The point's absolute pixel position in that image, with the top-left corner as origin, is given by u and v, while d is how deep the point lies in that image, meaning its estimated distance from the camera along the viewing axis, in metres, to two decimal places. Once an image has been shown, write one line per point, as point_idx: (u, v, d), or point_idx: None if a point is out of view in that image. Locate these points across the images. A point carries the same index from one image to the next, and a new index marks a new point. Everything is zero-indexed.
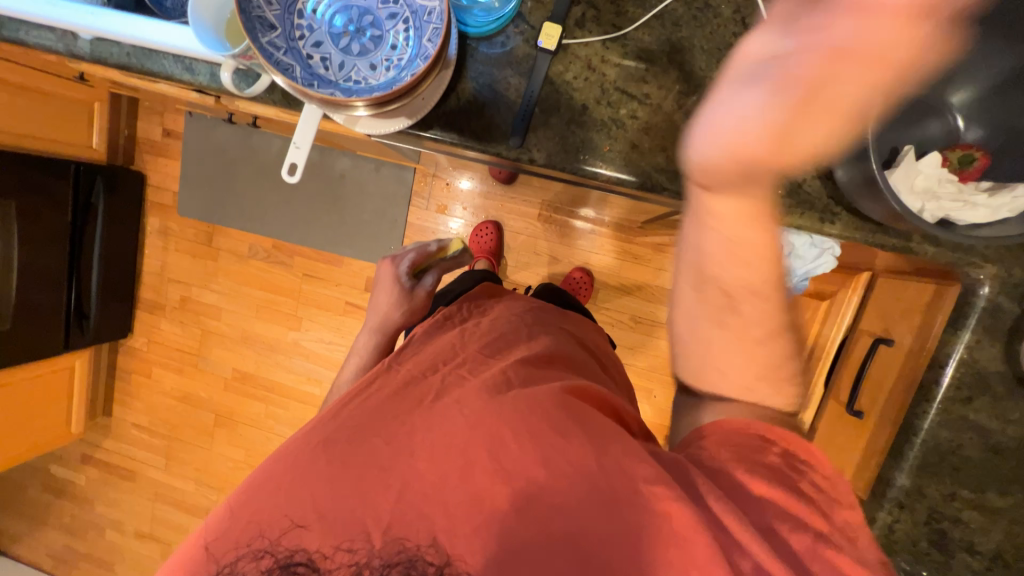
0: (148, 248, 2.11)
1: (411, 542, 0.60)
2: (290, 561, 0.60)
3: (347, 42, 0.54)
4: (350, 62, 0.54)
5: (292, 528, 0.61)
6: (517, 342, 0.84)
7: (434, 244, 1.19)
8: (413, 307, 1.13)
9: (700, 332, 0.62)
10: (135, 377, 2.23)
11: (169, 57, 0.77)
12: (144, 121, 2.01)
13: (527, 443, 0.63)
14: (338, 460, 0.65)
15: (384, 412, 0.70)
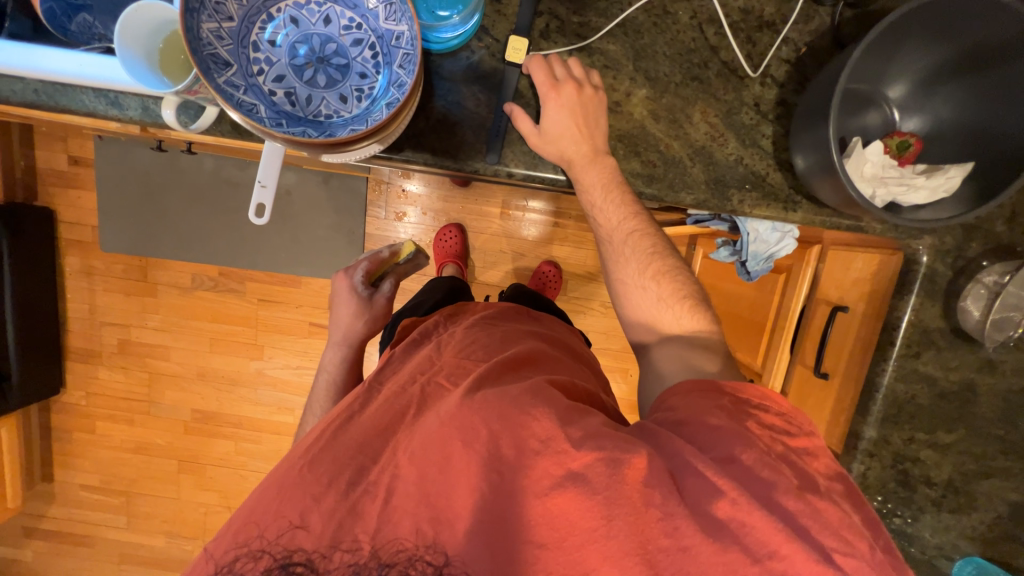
0: (70, 291, 1.88)
1: (411, 540, 0.57)
2: (286, 562, 0.57)
3: (310, 74, 0.51)
4: (317, 95, 0.51)
5: (288, 530, 0.59)
6: (496, 345, 0.84)
7: (387, 250, 1.25)
8: (375, 315, 1.16)
9: (646, 313, 0.74)
10: (76, 435, 2.01)
11: (87, 91, 0.68)
12: (44, 150, 1.77)
13: (503, 429, 0.61)
14: (336, 464, 0.64)
15: (371, 429, 0.69)
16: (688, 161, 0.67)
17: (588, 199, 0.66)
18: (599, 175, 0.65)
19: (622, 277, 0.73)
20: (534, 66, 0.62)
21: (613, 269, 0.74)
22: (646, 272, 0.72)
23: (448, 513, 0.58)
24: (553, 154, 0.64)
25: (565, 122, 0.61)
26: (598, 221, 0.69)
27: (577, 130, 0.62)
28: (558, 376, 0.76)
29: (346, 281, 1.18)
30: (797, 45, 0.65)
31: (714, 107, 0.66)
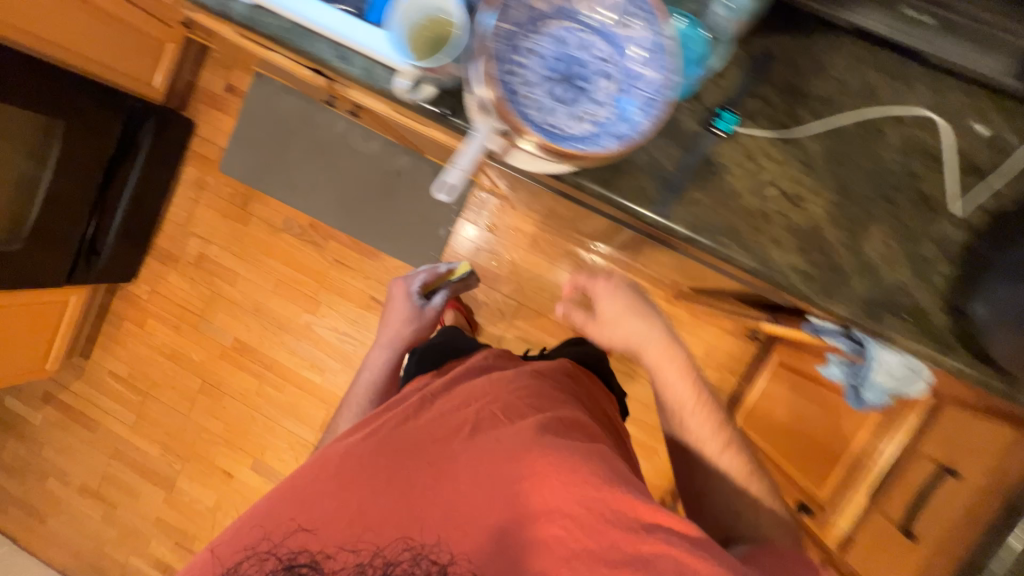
0: (177, 196, 2.03)
1: (414, 542, 0.70)
2: (293, 563, 0.69)
3: (558, 86, 0.54)
4: (557, 104, 0.54)
5: (296, 531, 0.70)
6: (548, 395, 0.86)
7: (442, 268, 1.47)
8: (421, 325, 1.26)
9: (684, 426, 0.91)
10: (126, 324, 2.11)
11: (324, 42, 0.75)
12: (209, 72, 1.97)
13: (536, 488, 0.70)
14: (346, 481, 0.73)
15: (404, 446, 0.76)
16: (852, 273, 0.66)
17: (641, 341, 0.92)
18: (661, 347, 0.92)
19: (672, 395, 0.92)
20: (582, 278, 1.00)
21: (664, 388, 0.93)
22: (699, 413, 0.90)
23: (449, 528, 0.70)
24: (631, 326, 0.93)
25: (619, 301, 0.95)
26: (660, 376, 0.92)
27: (631, 315, 0.94)
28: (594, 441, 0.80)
29: (404, 289, 1.32)
30: (1004, 201, 0.66)
31: (895, 232, 0.66)
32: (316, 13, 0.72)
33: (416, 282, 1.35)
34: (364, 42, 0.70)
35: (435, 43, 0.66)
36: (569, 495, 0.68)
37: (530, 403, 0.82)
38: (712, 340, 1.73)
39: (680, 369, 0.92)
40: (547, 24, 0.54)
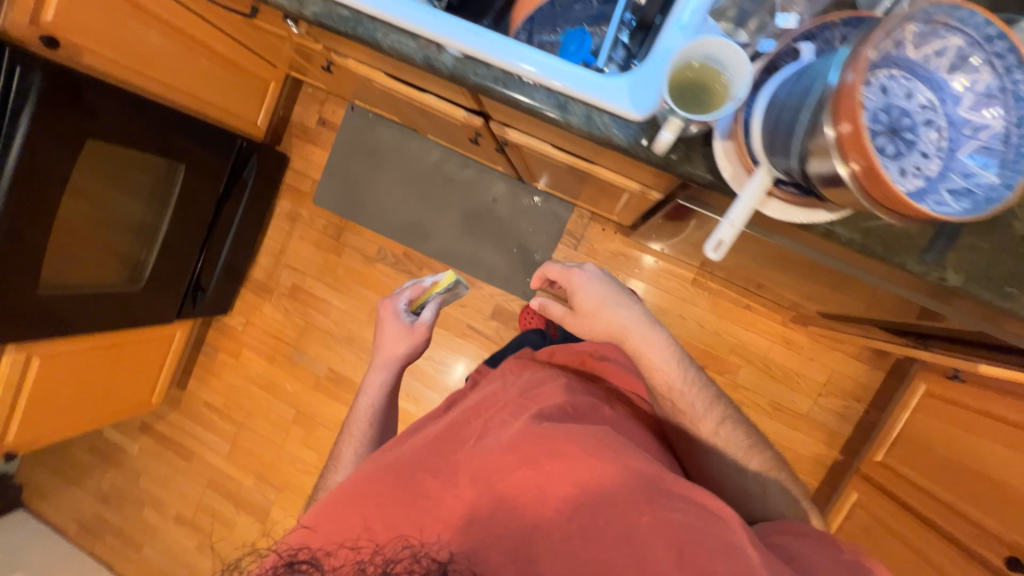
0: (272, 229, 2.07)
1: (418, 538, 0.61)
2: (297, 559, 0.60)
3: (902, 132, 0.50)
4: (898, 150, 0.49)
5: (305, 525, 0.67)
6: (562, 391, 0.85)
7: (428, 279, 1.25)
8: (412, 337, 1.15)
9: (676, 396, 0.88)
10: (221, 355, 2.15)
11: (541, 92, 0.73)
12: (302, 107, 2.00)
13: (536, 467, 0.65)
14: (358, 483, 0.71)
15: (423, 452, 0.74)
16: None
17: (608, 309, 0.89)
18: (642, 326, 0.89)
19: (656, 352, 0.88)
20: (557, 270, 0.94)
21: (639, 342, 0.88)
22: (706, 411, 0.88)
23: (490, 529, 0.61)
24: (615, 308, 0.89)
25: (597, 290, 0.90)
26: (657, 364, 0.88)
27: (612, 305, 0.89)
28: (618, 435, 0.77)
29: (390, 307, 1.18)
30: None
31: None
32: (542, 66, 0.72)
33: (401, 298, 1.21)
34: (598, 92, 0.69)
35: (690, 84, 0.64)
36: (555, 486, 0.63)
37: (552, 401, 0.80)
38: (836, 366, 1.64)
39: (639, 333, 0.88)
40: (891, 70, 0.50)
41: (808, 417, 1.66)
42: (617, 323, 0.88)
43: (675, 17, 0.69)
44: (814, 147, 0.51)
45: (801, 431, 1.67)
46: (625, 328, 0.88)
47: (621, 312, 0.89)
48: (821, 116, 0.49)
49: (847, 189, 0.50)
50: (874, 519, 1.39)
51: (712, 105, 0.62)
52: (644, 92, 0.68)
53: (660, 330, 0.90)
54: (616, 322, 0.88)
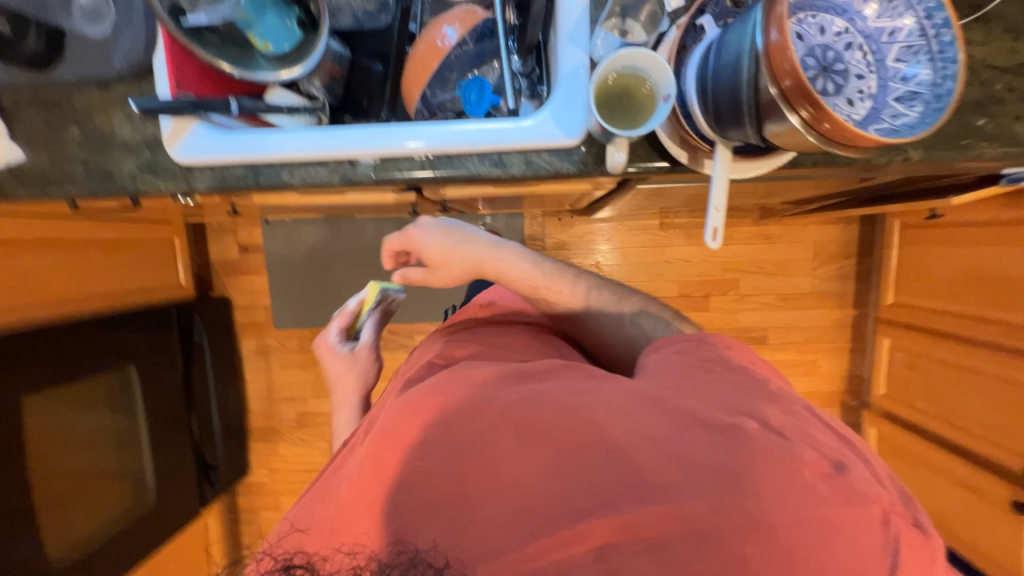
0: (248, 372, 1.96)
1: (412, 539, 0.53)
2: (290, 563, 0.57)
3: (837, 67, 0.51)
4: (835, 83, 0.51)
5: (291, 534, 0.59)
6: (475, 348, 0.81)
7: (352, 302, 1.18)
8: (362, 365, 1.09)
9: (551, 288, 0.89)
10: (262, 513, 2.04)
11: (473, 159, 0.70)
12: (215, 244, 1.88)
13: (440, 421, 0.59)
14: (304, 499, 0.61)
15: (339, 470, 0.63)
16: None
17: (437, 251, 0.86)
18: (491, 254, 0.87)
19: (523, 265, 0.89)
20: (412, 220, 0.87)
21: (504, 261, 0.88)
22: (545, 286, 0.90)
23: (462, 499, 0.54)
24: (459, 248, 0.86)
25: (437, 236, 0.85)
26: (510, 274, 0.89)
27: (454, 246, 0.85)
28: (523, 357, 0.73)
29: (326, 345, 1.12)
30: None
31: None
32: (462, 134, 0.68)
33: (333, 332, 1.14)
34: (529, 135, 0.67)
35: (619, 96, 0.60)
36: (485, 436, 0.56)
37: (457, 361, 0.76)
38: (817, 238, 1.70)
39: (502, 255, 0.89)
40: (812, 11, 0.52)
41: (815, 293, 1.73)
42: (473, 254, 0.86)
43: (565, 31, 0.65)
44: (759, 107, 0.51)
45: (815, 307, 1.74)
46: (474, 259, 0.87)
47: (474, 242, 0.87)
48: (757, 78, 0.49)
49: (798, 136, 0.51)
50: (913, 355, 1.47)
51: (647, 115, 0.59)
52: (571, 115, 0.66)
53: (506, 246, 0.90)
54: (472, 253, 0.86)
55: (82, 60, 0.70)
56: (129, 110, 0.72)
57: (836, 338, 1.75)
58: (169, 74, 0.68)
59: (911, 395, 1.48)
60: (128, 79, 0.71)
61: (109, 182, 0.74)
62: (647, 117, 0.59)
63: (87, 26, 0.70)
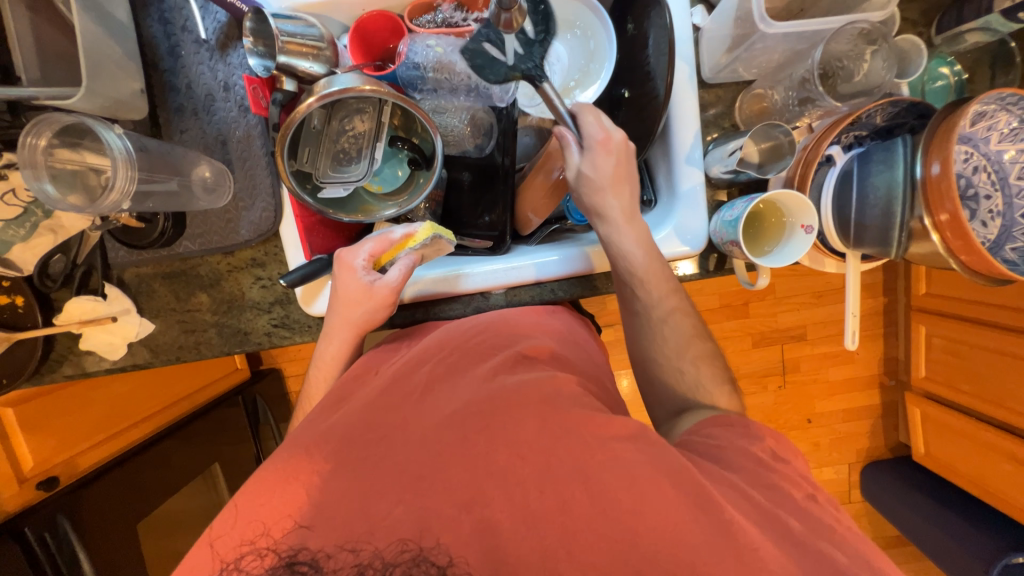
0: None
1: (416, 536, 0.45)
2: (294, 560, 0.44)
3: (970, 189, 0.59)
4: (972, 208, 0.60)
5: (293, 531, 0.46)
6: (507, 332, 0.66)
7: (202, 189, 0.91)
8: (374, 304, 0.66)
9: (689, 367, 0.66)
10: None
11: (599, 274, 0.74)
12: None
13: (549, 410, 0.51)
14: (288, 464, 0.51)
15: (368, 413, 0.55)
16: None
17: (616, 237, 0.64)
18: (662, 314, 0.67)
19: (677, 326, 0.67)
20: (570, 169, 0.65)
21: (663, 314, 0.66)
22: (691, 352, 0.67)
23: (480, 493, 0.47)
24: (624, 268, 0.65)
25: (633, 221, 0.64)
26: (659, 353, 0.67)
27: (640, 243, 0.64)
28: (531, 338, 0.66)
29: (347, 259, 0.67)
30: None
31: None
32: (572, 263, 0.72)
33: (362, 249, 0.67)
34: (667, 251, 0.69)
35: (756, 219, 0.68)
36: (540, 453, 0.48)
37: (497, 351, 0.63)
38: None
39: (670, 283, 0.66)
40: None
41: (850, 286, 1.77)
42: (644, 275, 0.65)
43: (682, 156, 0.69)
44: (910, 233, 0.55)
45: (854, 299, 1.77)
46: (638, 274, 0.65)
47: (651, 263, 0.65)
48: (909, 206, 0.53)
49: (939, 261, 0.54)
50: (954, 340, 1.53)
51: (778, 239, 0.64)
52: (692, 230, 0.69)
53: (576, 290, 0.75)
54: (645, 276, 0.65)
55: (206, 232, 0.71)
56: (256, 273, 0.74)
57: (873, 324, 1.79)
58: (301, 240, 0.70)
59: (955, 377, 1.55)
60: (254, 244, 0.72)
61: (245, 342, 0.76)
62: (778, 237, 0.65)
63: (210, 201, 0.69)
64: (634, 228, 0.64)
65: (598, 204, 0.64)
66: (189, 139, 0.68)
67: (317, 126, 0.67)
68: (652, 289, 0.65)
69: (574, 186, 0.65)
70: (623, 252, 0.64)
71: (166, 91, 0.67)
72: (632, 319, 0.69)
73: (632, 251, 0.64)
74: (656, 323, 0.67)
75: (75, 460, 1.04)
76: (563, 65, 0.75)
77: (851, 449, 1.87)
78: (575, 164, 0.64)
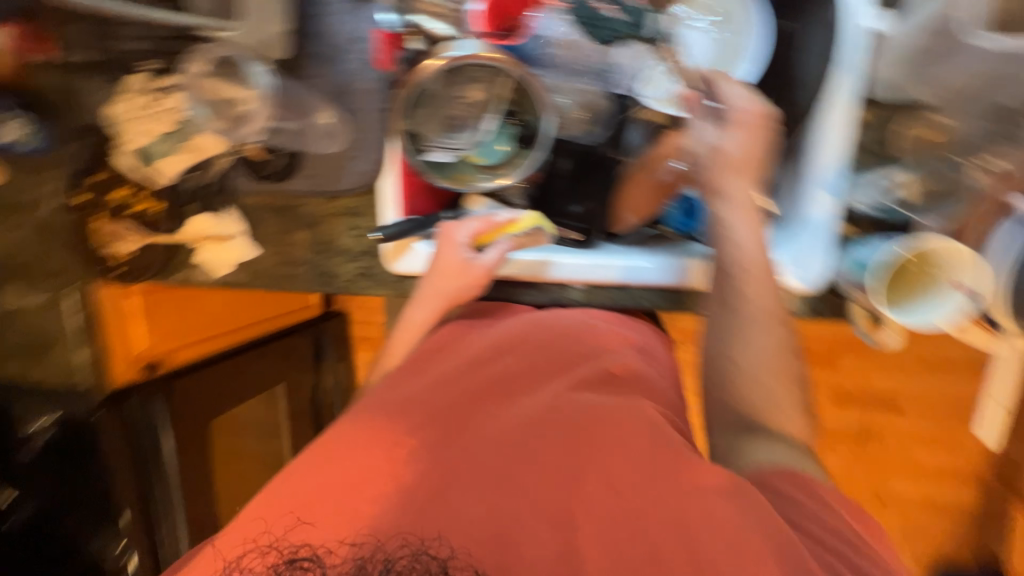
0: None
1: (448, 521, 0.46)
2: (294, 557, 0.48)
3: None
4: None
5: None
6: (591, 340, 0.64)
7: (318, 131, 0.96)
8: (467, 281, 0.66)
9: (772, 394, 0.54)
10: None
11: (690, 291, 0.68)
12: None
13: None
14: None
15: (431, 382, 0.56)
16: None
17: (728, 219, 0.58)
18: (760, 320, 0.56)
19: (774, 340, 0.56)
20: (703, 141, 0.60)
21: (761, 322, 0.56)
22: (778, 376, 0.55)
23: None
24: (730, 253, 0.57)
25: (750, 215, 0.58)
26: (743, 362, 0.55)
27: (753, 236, 0.57)
28: (611, 352, 0.62)
29: (451, 233, 0.68)
30: None
31: None
32: (664, 275, 0.67)
33: (466, 226, 0.68)
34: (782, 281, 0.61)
35: (902, 265, 0.59)
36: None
37: (578, 360, 0.61)
38: None
39: (774, 283, 0.57)
40: None
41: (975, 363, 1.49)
42: (749, 266, 0.57)
43: (819, 178, 0.60)
44: None
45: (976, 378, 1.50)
46: (743, 261, 0.57)
47: (759, 256, 0.57)
48: None
49: None
50: None
51: (926, 295, 0.55)
52: (810, 264, 0.61)
53: (661, 301, 0.70)
54: (749, 266, 0.57)
55: (317, 175, 0.74)
56: (351, 222, 0.77)
57: None
58: (399, 199, 0.74)
59: None
60: (356, 194, 0.75)
61: (330, 284, 0.80)
62: (923, 293, 0.56)
63: (325, 146, 0.73)
64: (749, 216, 0.58)
65: (723, 183, 0.58)
66: (319, 85, 0.72)
67: (433, 89, 0.67)
68: (756, 285, 0.56)
69: (698, 159, 0.61)
70: (731, 237, 0.57)
71: (307, 35, 0.71)
72: (715, 318, 0.58)
73: (743, 236, 0.57)
74: (747, 328, 0.56)
75: (174, 355, 1.16)
76: (701, 59, 0.68)
77: (928, 549, 1.58)
78: (711, 138, 0.60)
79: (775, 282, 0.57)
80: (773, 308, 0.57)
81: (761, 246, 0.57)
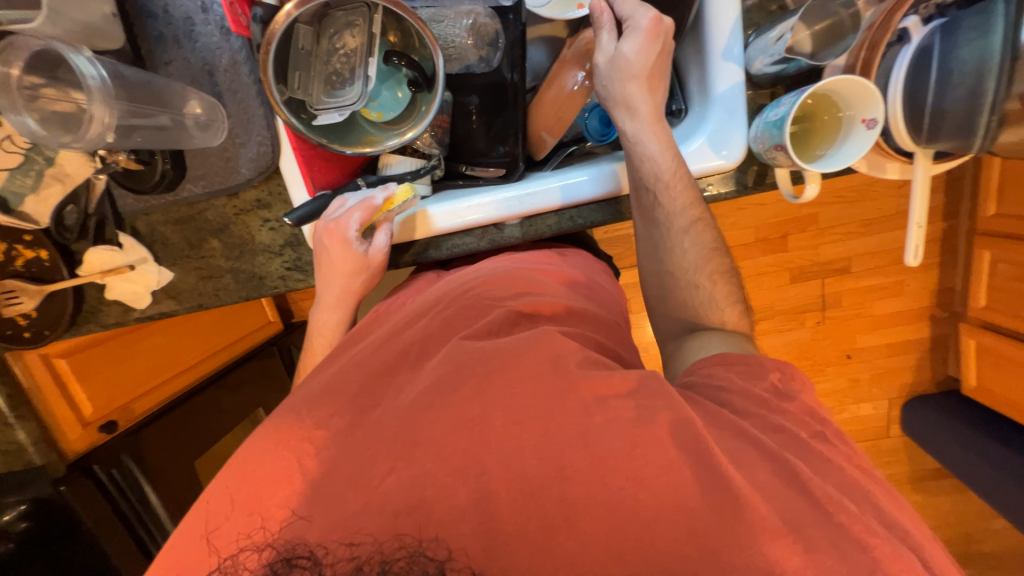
0: None
1: (415, 530, 0.41)
2: (290, 556, 0.42)
3: None
4: None
5: (293, 520, 0.44)
6: (510, 279, 0.63)
7: None
8: (371, 273, 0.67)
9: (706, 289, 0.62)
10: None
11: (623, 197, 0.68)
12: None
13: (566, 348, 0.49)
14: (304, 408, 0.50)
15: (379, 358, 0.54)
16: None
17: (642, 136, 0.59)
18: (685, 226, 0.61)
19: (697, 243, 0.62)
20: (604, 51, 0.59)
21: (684, 229, 0.61)
22: (704, 273, 0.62)
23: (495, 447, 0.45)
24: (648, 170, 0.59)
25: (658, 126, 0.59)
26: (675, 266, 0.62)
27: (666, 147, 0.59)
28: (535, 294, 0.61)
29: (336, 232, 0.63)
30: None
31: None
32: (584, 190, 0.66)
33: (350, 219, 0.63)
34: (706, 161, 0.60)
35: (814, 113, 0.59)
36: (562, 395, 0.46)
37: (499, 300, 0.60)
38: None
39: (693, 191, 0.61)
40: None
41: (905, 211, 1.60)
42: (669, 179, 0.59)
43: (719, 49, 0.59)
44: (1004, 116, 0.47)
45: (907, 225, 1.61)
46: (662, 176, 0.59)
47: (676, 168, 0.59)
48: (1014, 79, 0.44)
49: None
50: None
51: (836, 139, 0.56)
52: (728, 138, 0.60)
53: (598, 216, 0.69)
54: (669, 180, 0.59)
55: (207, 173, 0.68)
56: (262, 215, 0.71)
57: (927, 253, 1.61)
58: (305, 177, 0.67)
59: (1018, 304, 1.40)
60: (257, 183, 0.69)
61: (260, 286, 0.75)
62: (835, 136, 0.57)
63: (204, 138, 0.66)
64: (661, 129, 0.59)
65: (631, 97, 0.59)
66: (175, 71, 0.64)
67: (305, 47, 0.61)
68: (676, 199, 0.60)
69: (602, 75, 0.60)
70: (648, 153, 0.59)
71: (144, 16, 0.62)
72: (646, 232, 0.63)
73: (660, 151, 0.59)
74: (674, 238, 0.62)
75: (130, 406, 1.10)
76: None
77: (892, 384, 1.75)
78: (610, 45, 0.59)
79: (694, 188, 0.61)
80: (697, 214, 0.61)
81: (677, 158, 0.59)
